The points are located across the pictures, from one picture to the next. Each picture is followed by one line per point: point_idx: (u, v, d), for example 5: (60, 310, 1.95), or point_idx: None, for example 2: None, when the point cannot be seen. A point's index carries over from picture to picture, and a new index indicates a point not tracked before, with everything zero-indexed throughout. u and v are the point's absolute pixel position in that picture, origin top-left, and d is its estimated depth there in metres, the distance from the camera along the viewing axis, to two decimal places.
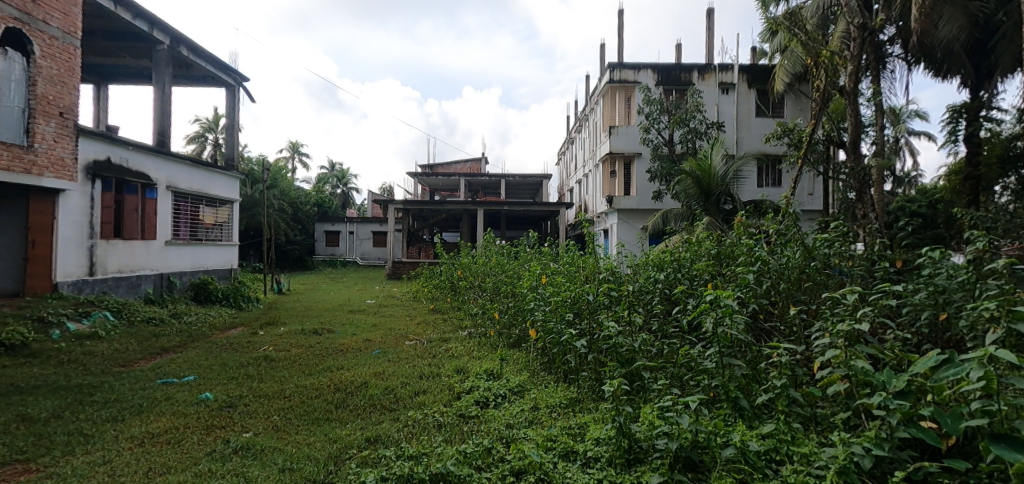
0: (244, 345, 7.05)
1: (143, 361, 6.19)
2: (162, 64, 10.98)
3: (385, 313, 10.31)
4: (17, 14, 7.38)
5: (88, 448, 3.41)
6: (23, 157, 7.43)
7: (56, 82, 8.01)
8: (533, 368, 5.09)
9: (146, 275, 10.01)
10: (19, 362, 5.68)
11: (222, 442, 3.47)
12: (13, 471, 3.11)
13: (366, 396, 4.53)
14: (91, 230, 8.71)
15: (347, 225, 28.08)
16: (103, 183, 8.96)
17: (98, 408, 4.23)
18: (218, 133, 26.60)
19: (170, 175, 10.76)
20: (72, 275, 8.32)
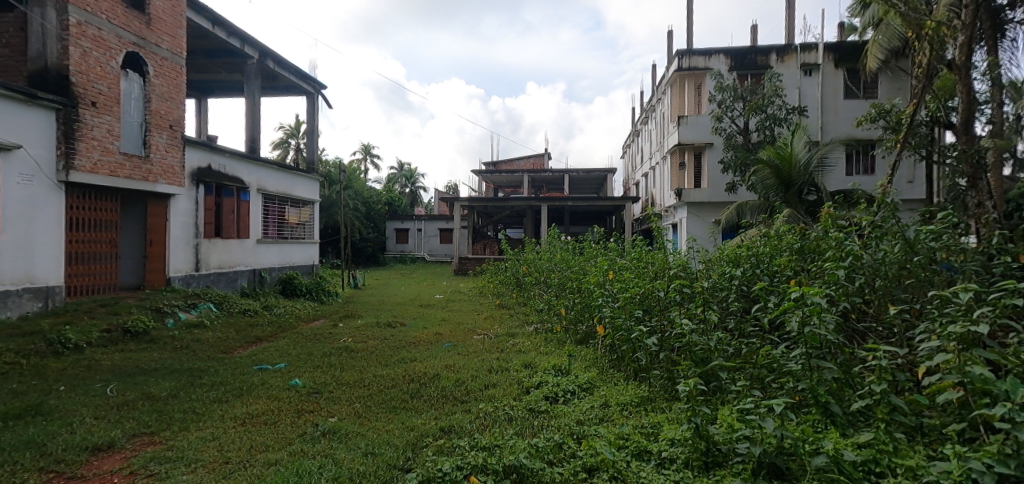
0: (326, 336, 7.55)
1: (241, 349, 6.79)
2: (252, 76, 11.92)
3: (453, 307, 10.59)
4: (135, 39, 8.26)
5: (200, 425, 3.80)
6: (141, 166, 8.34)
7: (167, 97, 8.95)
8: (602, 366, 5.03)
9: (241, 271, 10.95)
10: (142, 346, 6.44)
11: (312, 425, 3.74)
12: (142, 442, 3.54)
13: (440, 387, 4.69)
14: (195, 230, 9.66)
15: (415, 223, 29.12)
16: (205, 187, 9.91)
17: (206, 390, 4.71)
18: (299, 138, 28.50)
19: (260, 178, 11.70)
20: (182, 271, 9.31)
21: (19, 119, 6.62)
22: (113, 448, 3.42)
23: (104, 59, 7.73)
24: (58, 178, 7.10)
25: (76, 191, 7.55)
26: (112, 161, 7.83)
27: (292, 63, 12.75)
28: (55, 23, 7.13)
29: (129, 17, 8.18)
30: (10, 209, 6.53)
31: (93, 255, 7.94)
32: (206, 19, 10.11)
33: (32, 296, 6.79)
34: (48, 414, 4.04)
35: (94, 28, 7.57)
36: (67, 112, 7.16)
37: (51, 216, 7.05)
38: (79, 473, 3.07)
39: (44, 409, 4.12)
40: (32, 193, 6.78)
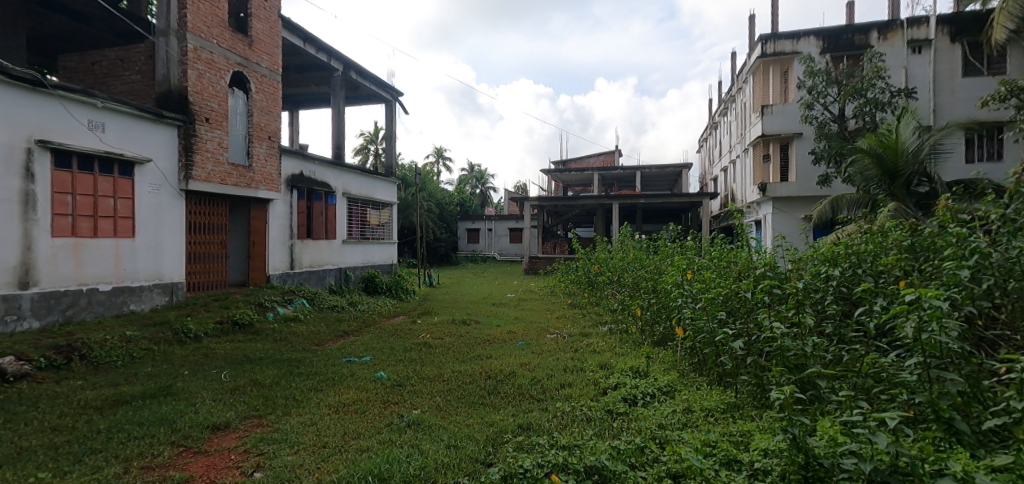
0: (406, 332, 7.90)
1: (331, 342, 7.30)
2: (337, 87, 12.72)
3: (524, 306, 10.66)
4: (240, 60, 9.11)
5: (300, 411, 4.12)
6: (246, 174, 9.20)
7: (266, 111, 9.80)
8: (682, 369, 4.85)
9: (330, 269, 11.74)
10: (248, 337, 7.12)
11: (397, 416, 3.94)
12: (253, 423, 3.91)
13: (516, 384, 4.75)
14: (290, 232, 10.49)
15: (486, 223, 29.66)
16: (297, 192, 10.74)
17: (303, 378, 5.11)
18: (378, 144, 30.00)
19: (345, 183, 12.47)
20: (279, 269, 10.16)
21: (150, 136, 7.54)
22: (228, 428, 3.80)
23: (215, 80, 8.59)
24: (180, 187, 8.00)
25: (194, 198, 8.47)
26: (222, 171, 8.69)
27: (372, 73, 13.47)
28: (176, 50, 8.04)
29: (235, 40, 9.03)
30: (143, 214, 7.46)
31: (207, 255, 8.87)
32: (298, 37, 10.95)
33: (160, 291, 7.71)
34: (175, 395, 4.58)
35: (207, 52, 8.43)
36: (186, 128, 8.05)
37: (174, 220, 7.96)
38: (203, 448, 3.45)
39: (172, 391, 4.66)
40: (160, 201, 7.70)
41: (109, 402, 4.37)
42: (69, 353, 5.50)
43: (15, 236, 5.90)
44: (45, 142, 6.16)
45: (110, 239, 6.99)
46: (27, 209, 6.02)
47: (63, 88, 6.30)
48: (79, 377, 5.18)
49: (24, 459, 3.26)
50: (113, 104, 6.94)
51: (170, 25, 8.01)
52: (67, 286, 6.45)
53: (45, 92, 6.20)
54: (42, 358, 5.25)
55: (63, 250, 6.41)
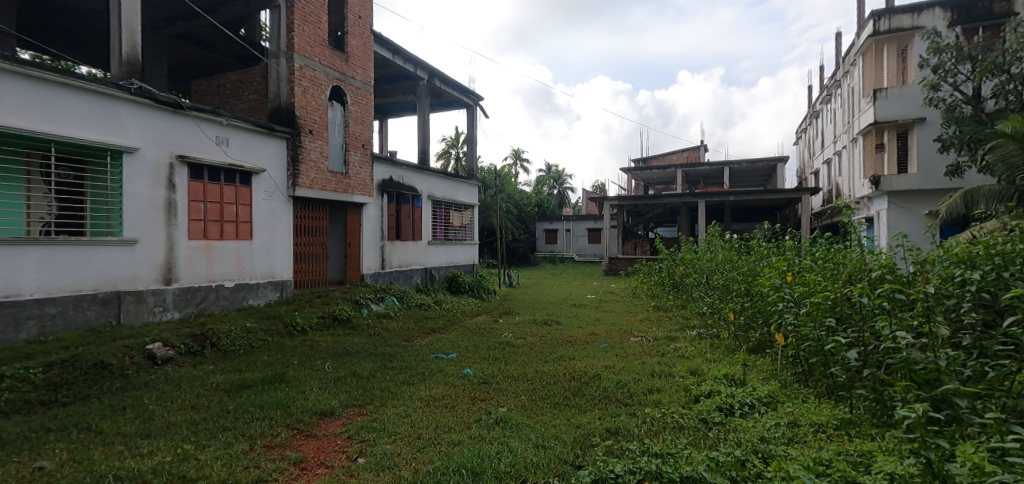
0: (489, 331, 8.07)
1: (420, 338, 7.65)
2: (423, 95, 13.30)
3: (605, 308, 10.46)
4: (338, 75, 9.83)
5: (395, 402, 4.35)
6: (343, 180, 9.89)
7: (360, 121, 10.47)
8: (785, 379, 4.47)
9: (416, 269, 12.30)
10: (346, 332, 7.65)
11: (485, 413, 4.02)
12: (354, 412, 4.19)
13: (601, 387, 4.67)
14: (381, 234, 11.13)
15: (564, 223, 29.48)
16: (388, 196, 11.39)
17: (396, 372, 5.40)
18: (459, 148, 30.91)
19: (430, 186, 13.00)
20: (371, 268, 10.81)
21: (265, 148, 8.37)
22: (333, 415, 4.11)
23: (317, 94, 9.33)
24: (288, 193, 8.80)
25: (300, 203, 9.28)
26: (323, 178, 9.43)
27: (455, 80, 13.94)
28: (285, 70, 8.85)
29: (333, 57, 9.75)
30: (258, 219, 8.29)
31: (311, 255, 9.65)
32: (388, 50, 11.60)
33: (273, 287, 8.52)
34: (288, 382, 5.04)
35: (310, 69, 9.19)
36: (293, 140, 8.83)
37: (284, 224, 8.75)
38: (313, 432, 3.76)
39: (286, 378, 5.14)
40: (272, 206, 8.52)
41: (235, 386, 4.91)
42: (203, 341, 6.26)
43: (160, 239, 6.81)
44: (183, 156, 7.06)
45: (233, 241, 7.85)
46: (170, 215, 6.93)
47: (197, 109, 7.19)
48: (209, 363, 5.86)
49: (172, 432, 3.76)
50: (236, 121, 7.79)
51: (280, 47, 8.83)
52: (200, 283, 7.33)
53: (183, 113, 7.10)
54: (180, 344, 6.01)
55: (197, 250, 7.30)
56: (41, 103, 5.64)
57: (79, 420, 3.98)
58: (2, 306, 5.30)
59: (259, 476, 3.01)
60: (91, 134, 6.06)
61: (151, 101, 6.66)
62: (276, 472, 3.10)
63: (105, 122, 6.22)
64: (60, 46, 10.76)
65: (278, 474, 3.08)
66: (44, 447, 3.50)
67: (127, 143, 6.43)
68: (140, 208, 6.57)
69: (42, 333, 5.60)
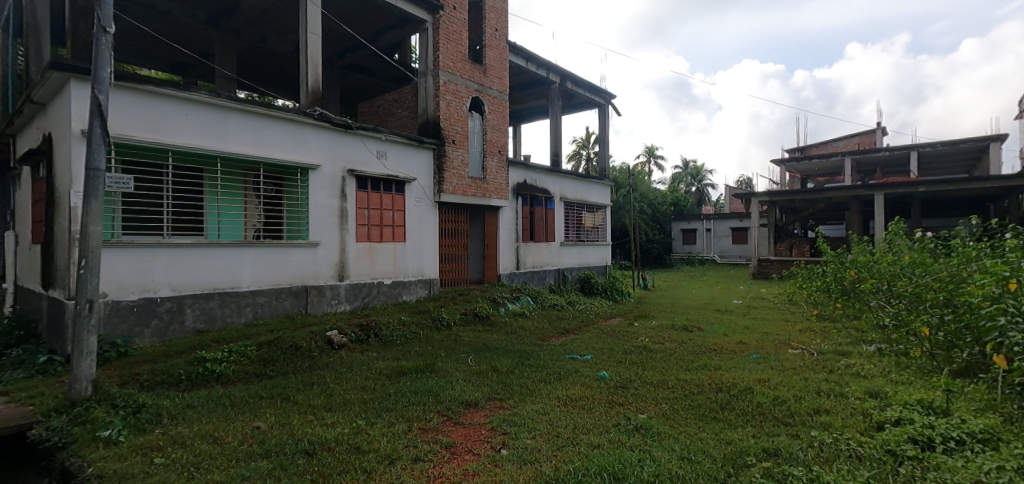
0: (624, 334, 7.89)
1: (555, 338, 7.79)
2: (555, 98, 13.52)
3: (755, 315, 9.53)
4: (477, 87, 10.45)
5: (533, 399, 4.50)
6: (481, 185, 10.49)
7: (497, 128, 11.00)
8: (1008, 413, 3.63)
9: (550, 270, 12.53)
10: (487, 329, 8.09)
11: (625, 418, 3.96)
12: (495, 405, 4.44)
13: (755, 403, 4.28)
14: (516, 236, 11.55)
15: (704, 223, 27.51)
16: (522, 199, 11.78)
17: (534, 369, 5.56)
18: (590, 148, 30.73)
19: (562, 188, 13.16)
20: (507, 269, 11.28)
21: (416, 159, 9.25)
22: (477, 406, 4.39)
23: (458, 106, 10.03)
24: (435, 199, 9.60)
25: (445, 208, 10.07)
26: (464, 184, 10.10)
27: (587, 81, 13.92)
28: (431, 86, 9.67)
29: (473, 70, 10.39)
30: (410, 223, 9.18)
31: (454, 255, 10.40)
32: (522, 58, 12.02)
33: (422, 284, 9.35)
34: (437, 372, 5.51)
35: (453, 84, 9.91)
36: (439, 150, 9.61)
37: (431, 227, 9.56)
38: (461, 420, 4.05)
39: (434, 368, 5.62)
40: (421, 211, 9.37)
41: (394, 372, 5.52)
42: (367, 331, 7.11)
43: (336, 242, 7.92)
44: (352, 170, 8.12)
45: (390, 243, 8.80)
46: (342, 220, 8.01)
47: (362, 128, 8.20)
48: (373, 351, 6.66)
49: (347, 408, 4.36)
50: (392, 136, 8.72)
51: (427, 66, 9.68)
52: (364, 279, 8.35)
53: (352, 132, 8.16)
54: (351, 332, 6.92)
55: (362, 251, 8.34)
56: (251, 131, 6.93)
57: (280, 392, 4.83)
58: (228, 296, 6.64)
59: (416, 455, 3.34)
60: (285, 155, 7.29)
61: (328, 124, 7.78)
62: (430, 452, 3.41)
63: (296, 144, 7.44)
64: (264, 83, 13.16)
65: (432, 455, 3.38)
66: (258, 410, 4.31)
67: (311, 161, 7.60)
68: (320, 216, 7.71)
69: (254, 318, 6.89)
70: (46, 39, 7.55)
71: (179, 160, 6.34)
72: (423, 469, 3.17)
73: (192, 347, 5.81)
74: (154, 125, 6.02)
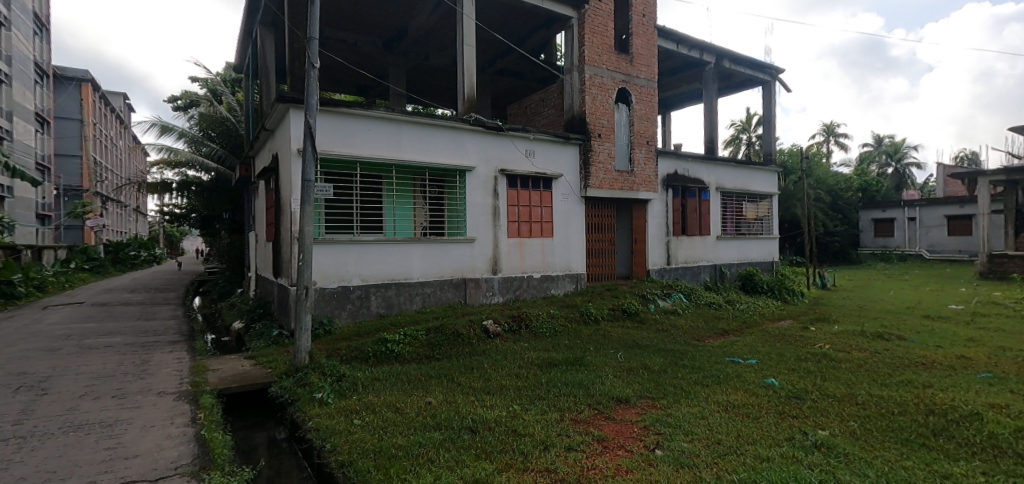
0: (797, 339, 7.08)
1: (712, 339, 7.33)
2: (710, 81, 12.60)
3: (983, 325, 7.73)
4: (623, 78, 10.25)
5: (690, 402, 4.33)
6: (628, 178, 10.28)
7: (645, 118, 10.65)
8: None
9: (704, 266, 11.77)
10: (636, 326, 7.96)
11: (800, 433, 3.61)
12: (647, 404, 4.37)
13: (983, 433, 3.54)
14: (667, 229, 11.09)
15: (903, 211, 23.28)
16: (673, 191, 11.26)
17: (689, 371, 5.34)
18: (751, 132, 27.93)
19: (718, 177, 12.24)
20: (657, 264, 10.89)
21: (563, 155, 9.44)
22: (629, 403, 4.38)
23: (604, 99, 9.96)
24: (582, 194, 9.69)
25: (592, 203, 10.11)
26: (610, 178, 10.01)
27: (747, 57, 12.69)
28: (577, 82, 9.77)
29: (619, 61, 10.21)
30: (558, 218, 9.41)
31: (602, 250, 10.38)
32: (672, 41, 11.42)
33: (569, 279, 9.52)
34: (587, 365, 5.61)
35: (599, 77, 9.87)
36: (585, 145, 9.66)
37: (578, 222, 9.68)
38: (612, 415, 4.09)
39: (584, 362, 5.73)
40: (568, 207, 9.54)
41: (545, 363, 5.76)
42: (519, 322, 7.50)
43: (489, 238, 8.50)
44: (503, 170, 8.62)
45: (539, 239, 9.14)
46: (495, 218, 8.56)
47: (512, 129, 8.65)
48: (525, 341, 7.03)
49: (504, 392, 4.70)
50: (540, 135, 9.04)
51: (573, 62, 9.80)
52: (516, 273, 8.82)
53: (503, 134, 8.66)
54: (505, 323, 7.37)
55: (514, 246, 8.80)
56: (419, 140, 7.81)
57: (447, 373, 5.38)
58: (402, 286, 7.58)
59: (569, 444, 3.47)
60: (446, 159, 8.04)
61: (482, 128, 8.36)
62: (582, 443, 3.52)
63: (454, 148, 8.15)
64: (428, 95, 14.62)
65: (585, 446, 3.48)
66: (430, 388, 4.89)
67: (468, 164, 8.26)
68: (476, 214, 8.36)
69: (423, 306, 7.76)
70: (272, 77, 9.42)
71: (364, 170, 7.41)
72: (577, 459, 3.28)
73: (377, 329, 6.78)
74: (345, 141, 7.13)
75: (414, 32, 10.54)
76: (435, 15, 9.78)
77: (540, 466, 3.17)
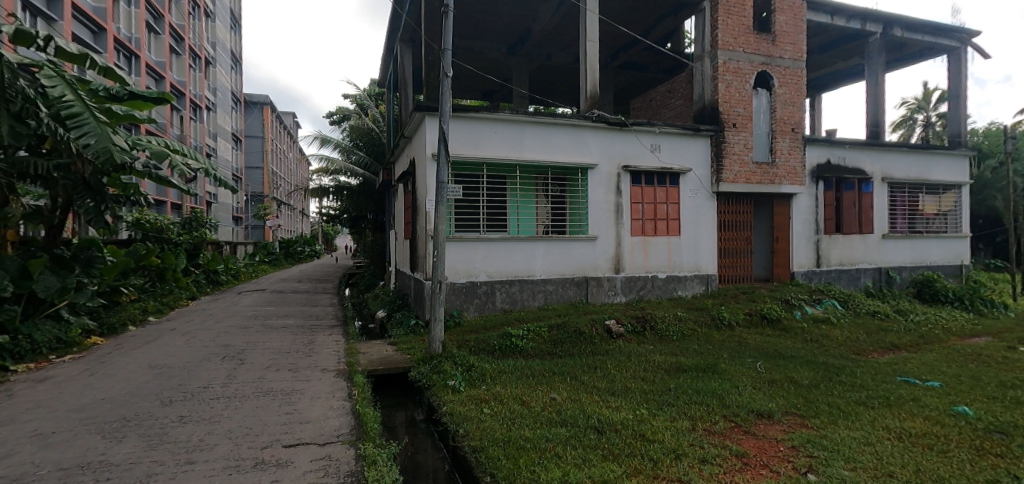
0: (998, 360, 5.83)
1: (877, 354, 6.36)
2: (875, 54, 10.90)
3: None
4: (763, 60, 9.32)
5: (849, 423, 3.82)
6: (769, 171, 9.34)
7: (790, 103, 9.57)
8: None
9: (865, 269, 10.27)
10: (779, 334, 7.24)
11: (1007, 477, 2.98)
12: (794, 421, 3.94)
13: None
14: (817, 227, 9.87)
15: None
16: (825, 183, 9.97)
17: (848, 389, 4.69)
18: (929, 110, 23.71)
19: (885, 166, 10.56)
20: (804, 266, 9.76)
21: (692, 148, 8.89)
22: (772, 418, 3.98)
23: (741, 86, 9.17)
24: (713, 189, 9.03)
25: (725, 198, 9.38)
26: (747, 171, 9.18)
27: (926, 21, 10.74)
28: (709, 69, 9.12)
29: (759, 41, 9.31)
30: (686, 216, 8.88)
31: (737, 249, 9.57)
32: (825, 13, 10.09)
33: (699, 280, 8.92)
34: (720, 373, 5.22)
35: (734, 62, 9.11)
36: (718, 136, 8.98)
37: (709, 219, 9.04)
38: (753, 430, 3.75)
39: (718, 369, 5.33)
40: (698, 203, 8.95)
41: (673, 367, 5.48)
42: (644, 323, 7.21)
43: (612, 236, 8.32)
44: (627, 166, 8.37)
45: (664, 237, 8.72)
46: (617, 215, 8.36)
47: (637, 123, 8.37)
48: (650, 343, 6.77)
49: (629, 395, 4.57)
50: (667, 128, 8.60)
51: (704, 48, 9.16)
52: (639, 273, 8.53)
53: (627, 129, 8.41)
54: (629, 323, 7.14)
55: (637, 245, 8.52)
56: (541, 140, 7.92)
57: (570, 371, 5.39)
58: (525, 282, 7.75)
59: (704, 455, 3.26)
60: (569, 157, 8.04)
61: (605, 124, 8.21)
62: (718, 457, 3.27)
63: (576, 146, 8.12)
64: (552, 95, 14.75)
65: (721, 460, 3.24)
66: (553, 384, 4.93)
67: (590, 161, 8.17)
68: (599, 211, 8.23)
69: (545, 303, 7.87)
70: (409, 89, 10.26)
71: (489, 171, 7.72)
72: (713, 472, 3.07)
73: (502, 324, 7.03)
74: (472, 143, 7.50)
75: (538, 33, 10.71)
76: (558, 14, 9.81)
77: (671, 475, 3.03)
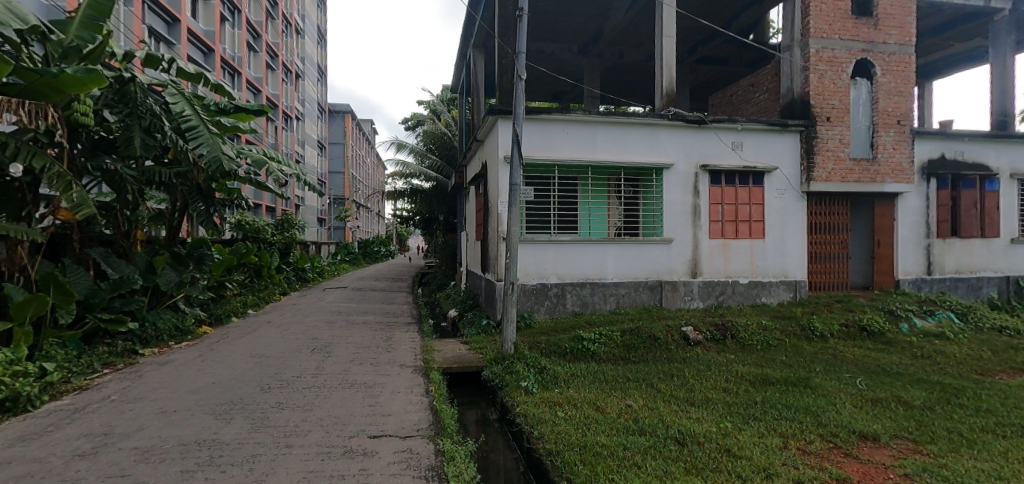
0: None
1: (1004, 375, 5.61)
2: (1002, 33, 9.62)
3: None
4: (863, 46, 8.52)
5: (974, 453, 3.38)
6: (869, 168, 8.52)
7: (895, 93, 8.68)
8: None
9: (988, 278, 9.09)
10: (881, 348, 6.59)
11: None
12: (907, 446, 3.55)
13: None
14: (928, 230, 8.87)
15: None
16: (938, 181, 8.93)
17: (970, 413, 4.16)
18: None
19: (1014, 160, 9.28)
20: (911, 273, 8.82)
21: (779, 145, 8.31)
22: (879, 442, 3.61)
23: (836, 76, 8.45)
24: (803, 189, 8.39)
25: (816, 198, 8.69)
26: (843, 168, 8.44)
27: None
28: (799, 59, 8.49)
29: (858, 27, 8.53)
30: (772, 217, 8.32)
31: (831, 254, 8.83)
32: None
33: (786, 287, 8.32)
34: (813, 389, 4.83)
35: (829, 50, 8.41)
36: (809, 131, 8.33)
37: (799, 222, 8.40)
38: (856, 453, 3.42)
39: (810, 384, 4.93)
40: (785, 204, 8.34)
41: (758, 379, 5.15)
42: (725, 330, 6.84)
43: (689, 238, 7.97)
44: (705, 165, 7.98)
45: (747, 240, 8.22)
46: (695, 217, 7.99)
47: (717, 120, 7.96)
48: (731, 352, 6.42)
49: (710, 406, 4.35)
50: (751, 124, 8.11)
51: (793, 38, 8.54)
52: (719, 278, 8.11)
53: (706, 127, 8.03)
54: (708, 330, 6.81)
55: (717, 248, 8.11)
56: (615, 140, 7.75)
57: (645, 377, 5.23)
58: (597, 285, 7.63)
59: (799, 476, 3.02)
60: (643, 157, 7.82)
61: (682, 121, 7.88)
62: (816, 479, 3.02)
63: (651, 145, 7.87)
64: (625, 93, 14.41)
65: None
66: (629, 390, 4.81)
67: (666, 161, 7.89)
68: (675, 212, 7.93)
69: (618, 307, 7.70)
70: (481, 93, 10.45)
71: (561, 172, 7.70)
72: None
73: (574, 326, 6.96)
74: (544, 145, 7.51)
75: (611, 32, 10.52)
76: (632, 11, 9.58)
77: None
